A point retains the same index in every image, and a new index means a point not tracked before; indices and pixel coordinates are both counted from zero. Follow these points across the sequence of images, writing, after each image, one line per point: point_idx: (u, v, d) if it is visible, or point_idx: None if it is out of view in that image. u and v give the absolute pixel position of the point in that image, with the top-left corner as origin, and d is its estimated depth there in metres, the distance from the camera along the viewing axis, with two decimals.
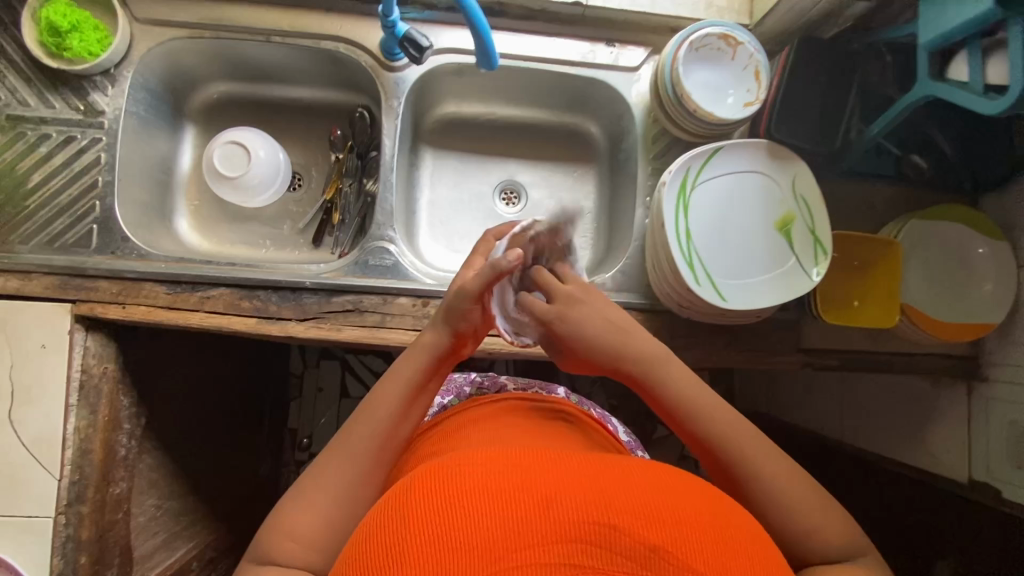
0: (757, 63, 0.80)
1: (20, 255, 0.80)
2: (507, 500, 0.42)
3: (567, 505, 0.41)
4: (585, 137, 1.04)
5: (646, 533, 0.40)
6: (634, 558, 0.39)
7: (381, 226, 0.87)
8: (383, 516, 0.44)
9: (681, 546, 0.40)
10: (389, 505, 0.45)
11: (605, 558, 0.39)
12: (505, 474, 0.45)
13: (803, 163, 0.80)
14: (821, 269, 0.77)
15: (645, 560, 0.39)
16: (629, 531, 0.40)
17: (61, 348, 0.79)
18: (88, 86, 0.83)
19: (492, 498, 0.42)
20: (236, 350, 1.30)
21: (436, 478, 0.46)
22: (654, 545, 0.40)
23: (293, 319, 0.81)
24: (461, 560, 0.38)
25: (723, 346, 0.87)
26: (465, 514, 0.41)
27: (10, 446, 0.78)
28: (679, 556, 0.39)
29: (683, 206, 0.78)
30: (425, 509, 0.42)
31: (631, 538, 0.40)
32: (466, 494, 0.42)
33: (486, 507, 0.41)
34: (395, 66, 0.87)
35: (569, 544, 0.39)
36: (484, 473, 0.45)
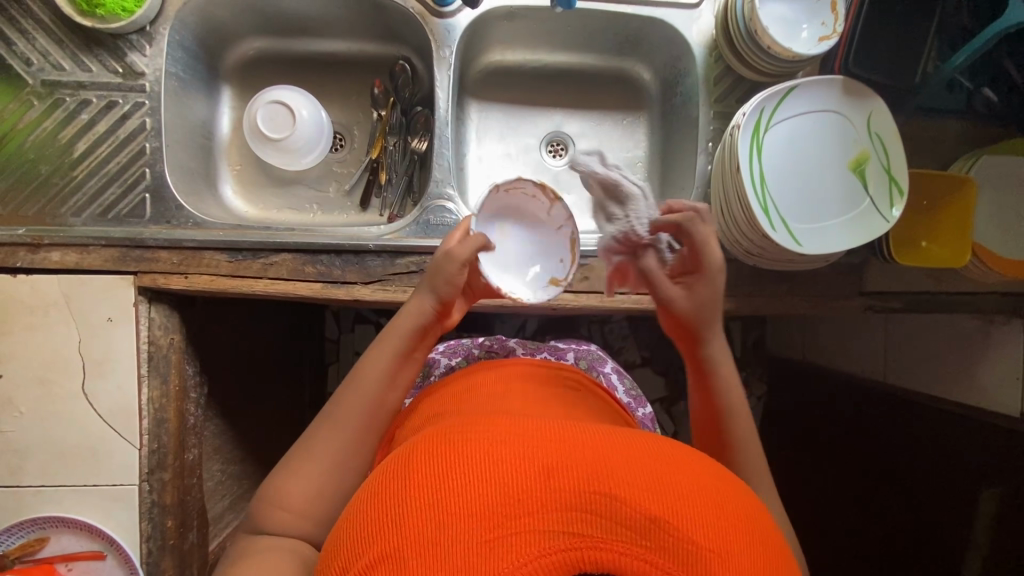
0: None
1: (74, 227, 0.78)
2: (509, 470, 0.43)
3: (566, 476, 0.42)
4: (635, 83, 1.00)
5: (644, 504, 0.40)
6: (632, 527, 0.39)
7: (439, 183, 0.85)
8: (393, 480, 0.46)
9: (681, 517, 0.40)
10: (398, 471, 0.47)
11: (604, 526, 0.39)
12: (512, 446, 0.45)
13: (880, 99, 0.76)
14: (899, 209, 0.75)
15: (647, 531, 0.39)
16: (629, 501, 0.40)
17: (127, 321, 0.78)
18: (124, 46, 0.78)
19: (496, 467, 0.43)
20: (278, 317, 1.30)
21: (443, 446, 0.47)
22: (655, 517, 0.40)
23: (358, 283, 0.80)
24: (462, 525, 0.39)
25: (786, 292, 0.87)
26: (470, 485, 0.42)
27: (88, 419, 0.79)
28: (679, 526, 0.39)
29: (756, 148, 0.76)
30: (430, 476, 0.44)
31: (629, 509, 0.40)
32: (471, 462, 0.44)
33: (491, 479, 0.42)
34: (446, 12, 0.82)
35: (566, 513, 0.39)
36: (487, 446, 0.46)
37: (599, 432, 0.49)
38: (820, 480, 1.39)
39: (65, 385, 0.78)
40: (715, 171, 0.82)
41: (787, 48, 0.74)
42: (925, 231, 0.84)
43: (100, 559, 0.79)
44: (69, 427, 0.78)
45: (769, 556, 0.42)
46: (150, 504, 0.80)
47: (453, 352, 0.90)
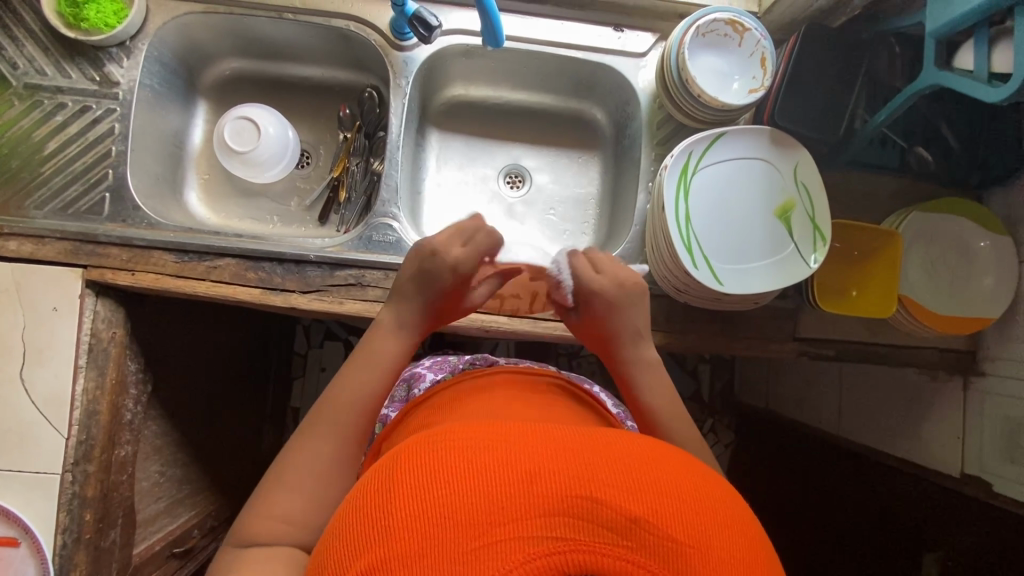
0: (764, 48, 0.81)
1: (34, 220, 0.82)
2: (493, 475, 0.41)
3: (550, 478, 0.40)
4: (591, 124, 1.05)
5: (625, 503, 0.39)
6: (615, 529, 0.38)
7: (386, 203, 0.89)
8: (371, 490, 0.44)
9: (663, 517, 0.39)
10: (378, 477, 0.44)
11: (587, 529, 0.38)
12: (491, 450, 0.43)
13: (805, 151, 0.80)
14: (819, 256, 0.78)
15: (629, 532, 0.38)
16: (611, 502, 0.39)
17: (72, 311, 0.81)
18: (103, 57, 0.85)
19: (478, 470, 0.41)
20: (242, 324, 1.32)
21: (422, 453, 0.45)
22: (637, 517, 0.39)
23: (296, 291, 0.83)
24: (445, 535, 0.37)
25: (719, 332, 0.88)
26: (449, 492, 0.40)
27: (21, 404, 0.81)
28: (661, 526, 0.38)
29: (683, 190, 0.79)
30: (412, 481, 0.42)
31: (611, 509, 0.39)
32: (452, 469, 0.41)
33: (470, 485, 0.40)
34: (405, 46, 0.88)
35: (550, 517, 0.38)
36: (466, 451, 0.43)
37: (580, 431, 0.47)
38: (778, 534, 1.35)
39: (4, 368, 0.80)
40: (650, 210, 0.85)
41: (716, 99, 0.80)
42: (856, 280, 0.86)
43: (13, 545, 0.80)
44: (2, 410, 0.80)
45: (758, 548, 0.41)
46: (71, 496, 0.81)
47: (441, 368, 0.94)
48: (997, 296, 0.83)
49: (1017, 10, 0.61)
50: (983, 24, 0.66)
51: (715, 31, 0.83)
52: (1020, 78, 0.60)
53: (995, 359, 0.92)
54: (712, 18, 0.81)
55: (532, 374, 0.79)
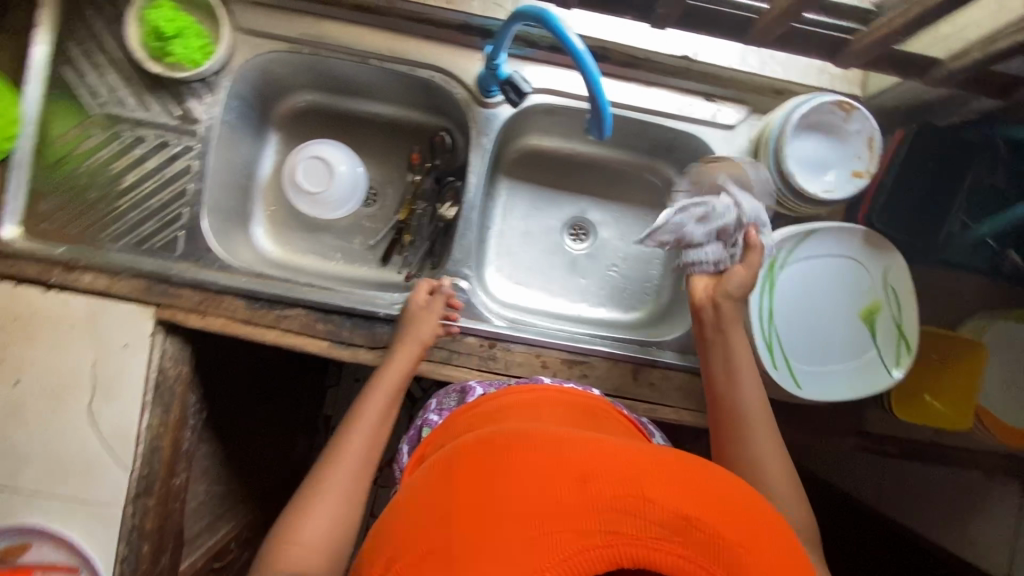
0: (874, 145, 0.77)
1: (110, 253, 0.82)
2: (547, 475, 0.41)
3: (601, 477, 0.41)
4: (665, 184, 1.02)
5: (679, 503, 0.40)
6: (668, 526, 0.38)
7: (458, 263, 0.88)
8: (428, 489, 0.44)
9: (714, 519, 0.39)
10: (434, 475, 0.46)
11: (640, 525, 0.38)
12: (544, 450, 0.44)
13: (899, 255, 0.78)
14: (903, 367, 0.76)
15: (680, 529, 0.38)
16: (664, 502, 0.39)
17: (142, 348, 0.82)
18: (185, 92, 0.83)
19: (532, 470, 0.42)
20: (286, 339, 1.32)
21: (476, 454, 0.46)
22: (687, 515, 0.39)
23: (363, 347, 0.83)
24: (504, 528, 0.38)
25: (782, 421, 0.87)
26: (505, 492, 0.40)
27: (88, 436, 0.82)
28: (712, 524, 0.39)
29: (769, 285, 0.77)
30: (469, 480, 0.43)
31: (664, 508, 0.39)
32: (508, 470, 0.42)
33: (525, 483, 0.41)
34: (488, 103, 0.85)
35: (604, 512, 0.39)
36: (520, 451, 0.44)
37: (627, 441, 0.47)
38: None
39: (74, 400, 0.82)
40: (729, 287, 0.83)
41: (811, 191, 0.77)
42: (929, 384, 0.83)
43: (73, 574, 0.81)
44: (69, 441, 0.81)
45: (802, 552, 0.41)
46: (130, 529, 0.83)
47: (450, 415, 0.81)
48: None
49: None
50: None
51: (831, 114, 0.77)
52: None
53: None
54: (833, 102, 0.76)
55: (569, 393, 0.76)
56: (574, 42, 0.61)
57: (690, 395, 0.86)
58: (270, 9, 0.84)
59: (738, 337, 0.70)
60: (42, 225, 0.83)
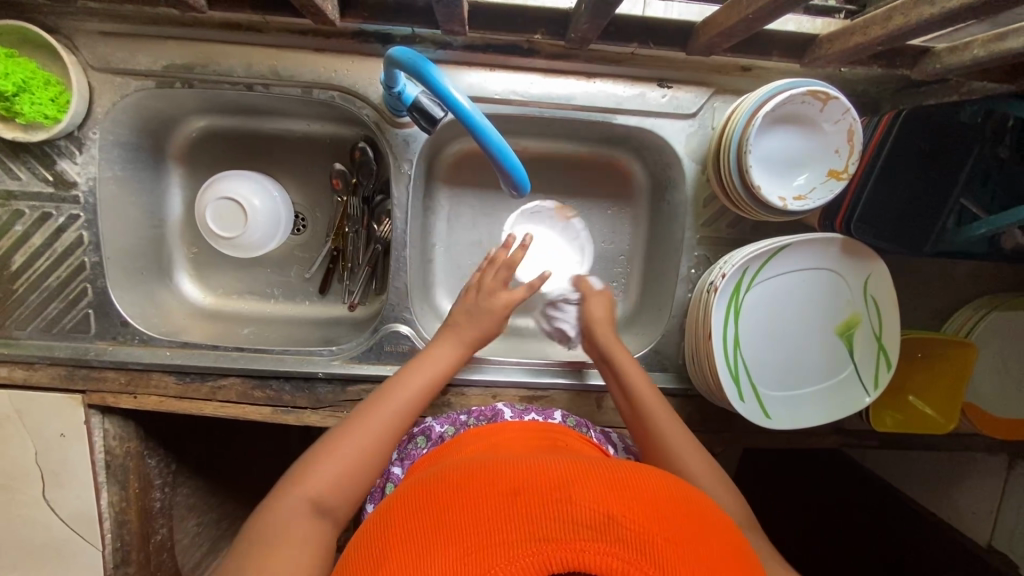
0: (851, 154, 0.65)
1: (20, 342, 0.76)
2: (481, 496, 0.43)
3: (530, 490, 0.42)
4: (626, 173, 0.91)
5: (605, 504, 0.41)
6: (592, 525, 0.39)
7: (395, 307, 0.79)
8: (383, 526, 0.46)
9: (637, 518, 0.40)
10: (387, 512, 0.48)
11: (567, 528, 0.39)
12: (483, 476, 0.46)
13: (881, 261, 0.69)
14: (880, 384, 0.70)
15: (605, 526, 0.39)
16: (589, 503, 0.41)
17: (80, 435, 0.78)
18: (52, 153, 0.72)
19: (469, 498, 0.43)
20: None
21: (424, 489, 0.48)
22: (611, 513, 0.40)
23: (307, 408, 0.78)
24: (443, 551, 0.39)
25: (756, 429, 0.83)
26: (445, 519, 0.42)
27: (51, 522, 0.81)
28: (633, 520, 0.40)
29: (734, 310, 0.69)
30: (415, 509, 0.45)
31: (589, 509, 0.40)
32: (450, 501, 0.44)
33: (461, 509, 0.43)
34: (402, 123, 0.73)
35: (533, 519, 0.40)
36: (464, 478, 0.46)
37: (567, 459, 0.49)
38: None
39: (26, 491, 0.80)
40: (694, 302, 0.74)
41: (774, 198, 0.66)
42: (917, 386, 0.77)
43: None
44: (33, 528, 0.81)
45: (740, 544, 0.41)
46: None
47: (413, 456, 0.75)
48: None
49: None
50: None
51: (811, 110, 0.65)
52: None
53: None
54: (813, 96, 0.64)
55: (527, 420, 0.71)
56: (457, 98, 0.49)
57: None
58: (126, 38, 0.69)
59: (629, 363, 0.74)
60: None
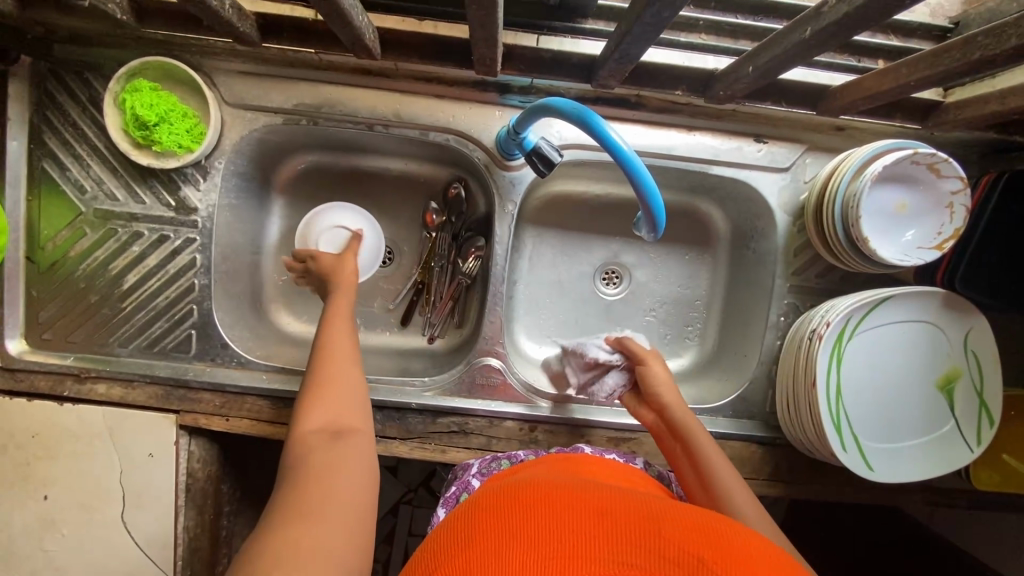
0: (946, 240, 0.68)
1: (121, 359, 0.78)
2: (565, 508, 0.42)
3: (617, 518, 0.42)
4: (705, 221, 0.93)
5: (697, 547, 0.39)
6: (681, 564, 0.37)
7: (489, 340, 0.80)
8: (459, 514, 0.46)
9: (731, 565, 0.38)
10: (462, 508, 0.48)
11: (652, 560, 0.38)
12: (570, 491, 0.45)
13: (982, 316, 0.69)
14: (984, 440, 0.70)
15: (692, 566, 0.37)
16: (679, 543, 0.39)
17: (169, 456, 0.78)
18: (178, 179, 0.76)
19: (552, 506, 0.43)
20: None
21: (508, 489, 0.47)
22: (703, 557, 0.38)
23: (396, 439, 0.78)
24: (518, 543, 0.39)
25: (843, 483, 0.82)
26: (522, 517, 0.42)
27: (125, 546, 0.80)
28: (727, 569, 0.37)
29: (836, 358, 0.70)
30: (495, 501, 0.45)
31: (679, 548, 0.39)
32: (531, 504, 0.43)
33: (541, 513, 0.42)
34: (511, 166, 0.77)
35: (619, 545, 0.39)
36: (548, 487, 0.46)
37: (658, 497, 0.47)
38: None
39: (105, 512, 0.79)
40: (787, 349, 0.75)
41: (869, 244, 0.67)
42: (1008, 443, 0.77)
43: None
44: (106, 553, 0.79)
45: None
46: None
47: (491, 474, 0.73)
48: None
49: None
50: None
51: (943, 186, 0.67)
52: None
53: None
54: (955, 175, 0.66)
55: (607, 457, 0.71)
56: (616, 140, 0.54)
57: (745, 464, 0.81)
58: (261, 78, 0.75)
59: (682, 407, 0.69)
60: (45, 334, 0.78)
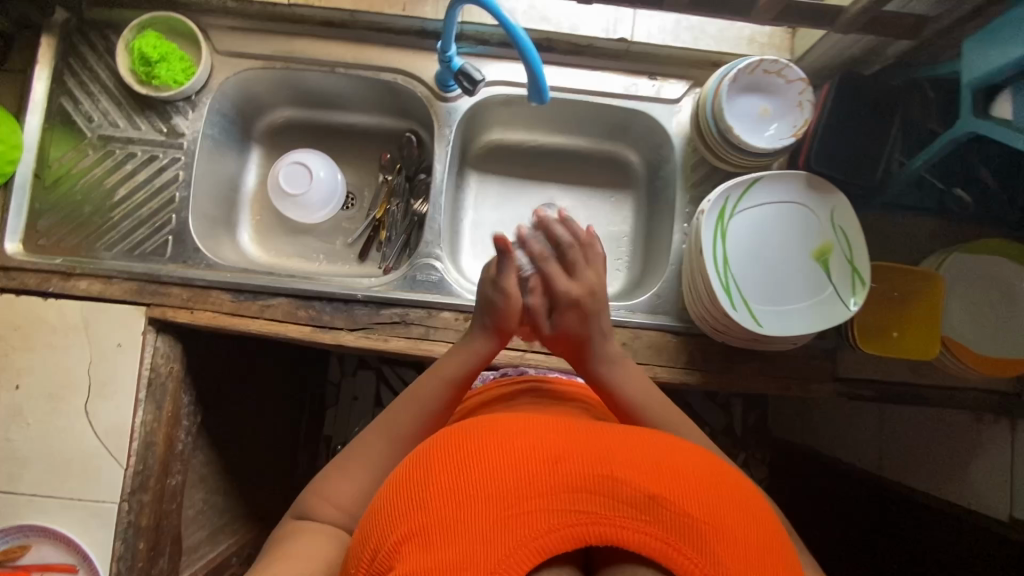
0: (800, 128, 0.82)
1: (104, 260, 0.88)
2: (522, 458, 0.44)
3: (570, 459, 0.44)
4: (625, 164, 1.06)
5: (642, 482, 0.43)
6: (632, 503, 0.42)
7: (429, 244, 0.92)
8: (418, 468, 0.47)
9: (673, 490, 0.43)
10: (411, 464, 0.48)
11: (608, 505, 0.42)
12: (521, 438, 0.46)
13: (842, 195, 0.81)
14: (859, 298, 0.78)
15: (645, 506, 0.42)
16: (630, 482, 0.43)
17: (135, 347, 0.86)
18: (171, 111, 0.92)
19: (514, 461, 0.44)
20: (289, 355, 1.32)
21: (460, 439, 0.47)
22: (653, 493, 0.43)
23: (344, 329, 0.87)
24: (486, 507, 0.42)
25: (756, 372, 0.88)
26: (483, 473, 0.44)
27: (85, 435, 0.85)
28: (678, 503, 0.43)
29: (721, 233, 0.81)
30: (451, 455, 0.46)
31: (628, 486, 0.43)
32: (486, 460, 0.44)
33: (499, 466, 0.44)
34: (448, 97, 0.93)
35: (575, 493, 0.42)
36: (504, 435, 0.47)
37: (601, 427, 0.50)
38: None
39: (69, 402, 0.85)
40: (686, 251, 0.87)
41: (735, 133, 0.82)
42: (895, 321, 0.85)
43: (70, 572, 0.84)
44: (66, 440, 0.85)
45: (764, 519, 0.45)
46: (126, 524, 0.85)
47: None
48: None
49: None
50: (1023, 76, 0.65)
51: (792, 89, 0.83)
52: None
53: None
54: (798, 78, 0.82)
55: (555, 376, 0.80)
56: (508, 18, 0.72)
57: (663, 351, 0.88)
58: (245, 32, 0.93)
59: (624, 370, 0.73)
60: (42, 240, 0.89)
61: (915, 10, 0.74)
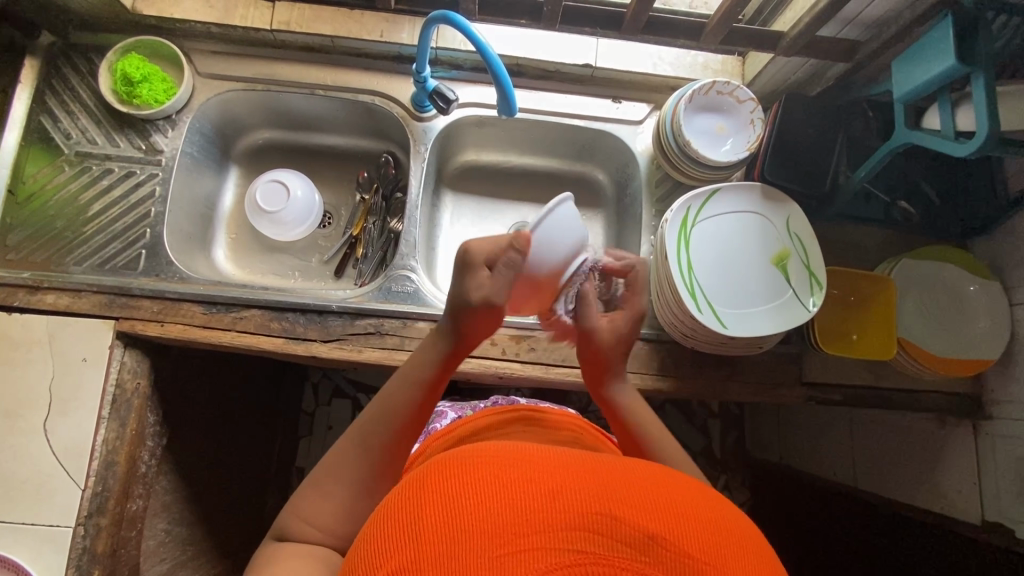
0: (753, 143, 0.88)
1: (71, 274, 0.87)
2: (516, 488, 0.37)
3: (570, 492, 0.37)
4: (595, 184, 1.11)
5: (648, 521, 0.36)
6: (635, 546, 0.34)
7: (404, 257, 0.95)
8: (402, 496, 0.39)
9: (678, 531, 0.36)
10: (390, 499, 0.40)
11: (607, 547, 0.34)
12: (514, 466, 0.39)
13: (795, 205, 0.86)
14: (817, 299, 0.82)
15: (653, 550, 0.34)
16: (632, 519, 0.36)
17: (100, 361, 0.84)
18: (150, 128, 0.93)
19: (510, 485, 0.37)
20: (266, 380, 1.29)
21: (444, 468, 0.39)
22: (654, 533, 0.35)
23: (317, 340, 0.87)
24: (472, 541, 0.34)
25: (726, 377, 0.90)
26: (470, 506, 0.36)
27: (43, 455, 0.82)
28: (689, 547, 0.35)
29: (684, 241, 0.84)
30: (434, 486, 0.38)
31: (632, 525, 0.35)
32: (473, 489, 0.37)
33: (488, 497, 0.36)
34: (423, 117, 0.98)
35: (571, 529, 0.34)
36: (495, 463, 0.39)
37: (602, 458, 0.42)
38: None
39: (28, 419, 0.82)
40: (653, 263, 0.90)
41: (693, 146, 0.87)
42: (855, 325, 0.89)
43: None
44: (22, 460, 0.81)
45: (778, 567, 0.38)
46: (81, 550, 0.81)
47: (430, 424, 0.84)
48: (993, 336, 0.86)
49: (974, 77, 0.67)
50: (945, 91, 0.72)
51: (744, 109, 0.89)
52: (982, 136, 0.66)
53: (1000, 402, 0.87)
54: (748, 98, 0.88)
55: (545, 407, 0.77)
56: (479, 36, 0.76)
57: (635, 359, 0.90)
58: (228, 55, 0.97)
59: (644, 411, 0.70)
60: (10, 255, 0.88)
61: (848, 36, 0.84)
